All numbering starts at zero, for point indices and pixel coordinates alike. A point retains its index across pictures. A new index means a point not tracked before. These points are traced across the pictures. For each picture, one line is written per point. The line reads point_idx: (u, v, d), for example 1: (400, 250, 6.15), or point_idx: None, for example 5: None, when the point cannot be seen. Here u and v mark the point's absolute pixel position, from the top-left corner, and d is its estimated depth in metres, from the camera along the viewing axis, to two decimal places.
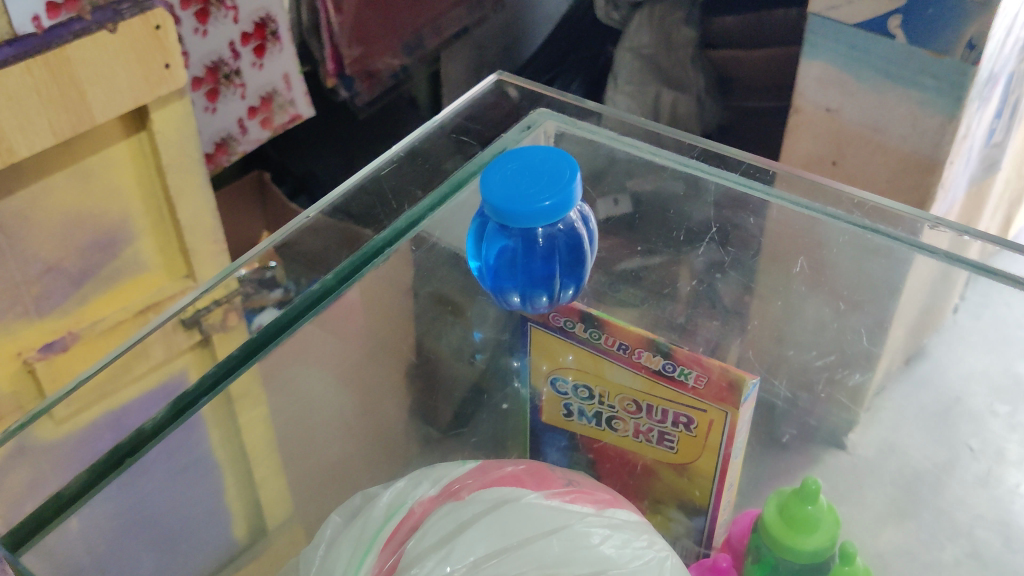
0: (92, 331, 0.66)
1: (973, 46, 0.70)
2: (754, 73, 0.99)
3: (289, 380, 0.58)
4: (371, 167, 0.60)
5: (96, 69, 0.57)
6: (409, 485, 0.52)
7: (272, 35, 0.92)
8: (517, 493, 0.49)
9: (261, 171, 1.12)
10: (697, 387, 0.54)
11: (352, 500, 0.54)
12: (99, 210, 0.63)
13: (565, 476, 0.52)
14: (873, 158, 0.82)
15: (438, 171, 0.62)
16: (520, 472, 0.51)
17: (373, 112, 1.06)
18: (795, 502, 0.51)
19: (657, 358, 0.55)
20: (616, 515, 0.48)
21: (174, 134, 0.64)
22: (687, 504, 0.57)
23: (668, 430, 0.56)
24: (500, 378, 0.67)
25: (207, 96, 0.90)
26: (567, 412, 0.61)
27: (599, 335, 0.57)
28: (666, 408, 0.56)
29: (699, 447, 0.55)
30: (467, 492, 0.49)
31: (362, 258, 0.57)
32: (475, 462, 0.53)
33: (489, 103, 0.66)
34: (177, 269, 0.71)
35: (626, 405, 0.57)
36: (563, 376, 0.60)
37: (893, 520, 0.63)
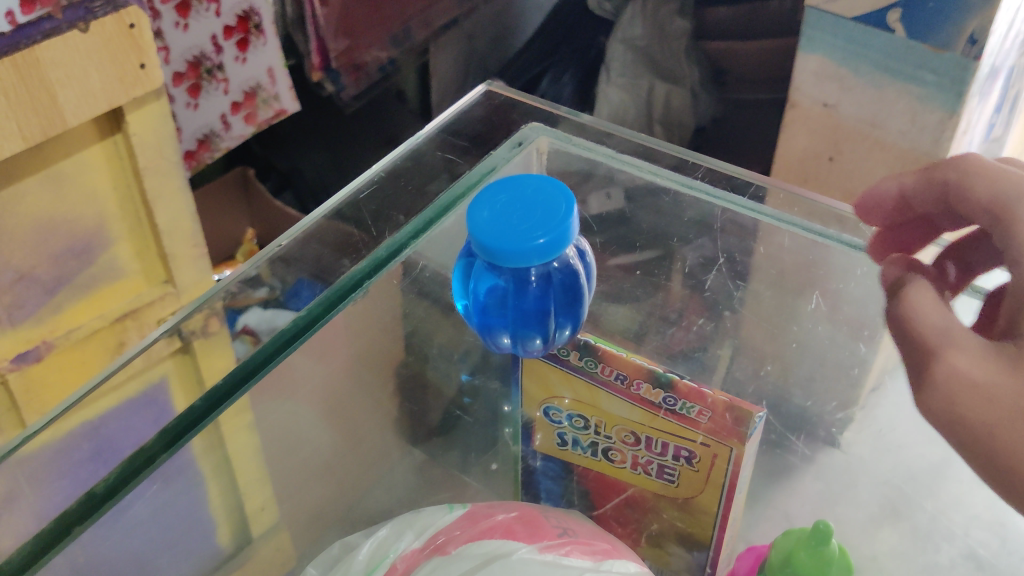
0: (67, 340, 0.64)
1: (974, 41, 0.68)
2: (748, 64, 0.97)
3: (268, 417, 0.56)
4: (350, 192, 0.59)
5: (68, 70, 0.54)
6: (392, 535, 0.50)
7: (255, 29, 0.89)
8: (507, 547, 0.47)
9: (245, 169, 1.10)
10: (700, 421, 0.51)
11: (331, 549, 0.52)
12: (73, 216, 0.61)
13: (560, 525, 0.50)
14: (870, 156, 0.80)
15: (422, 193, 0.59)
16: (512, 522, 0.49)
17: (359, 106, 1.04)
18: (806, 548, 0.50)
19: (657, 391, 0.52)
20: (614, 568, 0.46)
21: (151, 136, 0.61)
22: (688, 539, 0.56)
23: (668, 464, 0.54)
24: (487, 397, 0.66)
25: (188, 91, 0.88)
26: (561, 441, 0.58)
27: (595, 364, 0.53)
28: (666, 441, 0.53)
29: (701, 481, 0.53)
30: (453, 547, 0.47)
31: (338, 293, 0.53)
32: (463, 508, 0.51)
33: (478, 116, 0.65)
34: (156, 275, 0.68)
35: (623, 437, 0.55)
36: (557, 406, 0.57)
37: (887, 520, 0.60)
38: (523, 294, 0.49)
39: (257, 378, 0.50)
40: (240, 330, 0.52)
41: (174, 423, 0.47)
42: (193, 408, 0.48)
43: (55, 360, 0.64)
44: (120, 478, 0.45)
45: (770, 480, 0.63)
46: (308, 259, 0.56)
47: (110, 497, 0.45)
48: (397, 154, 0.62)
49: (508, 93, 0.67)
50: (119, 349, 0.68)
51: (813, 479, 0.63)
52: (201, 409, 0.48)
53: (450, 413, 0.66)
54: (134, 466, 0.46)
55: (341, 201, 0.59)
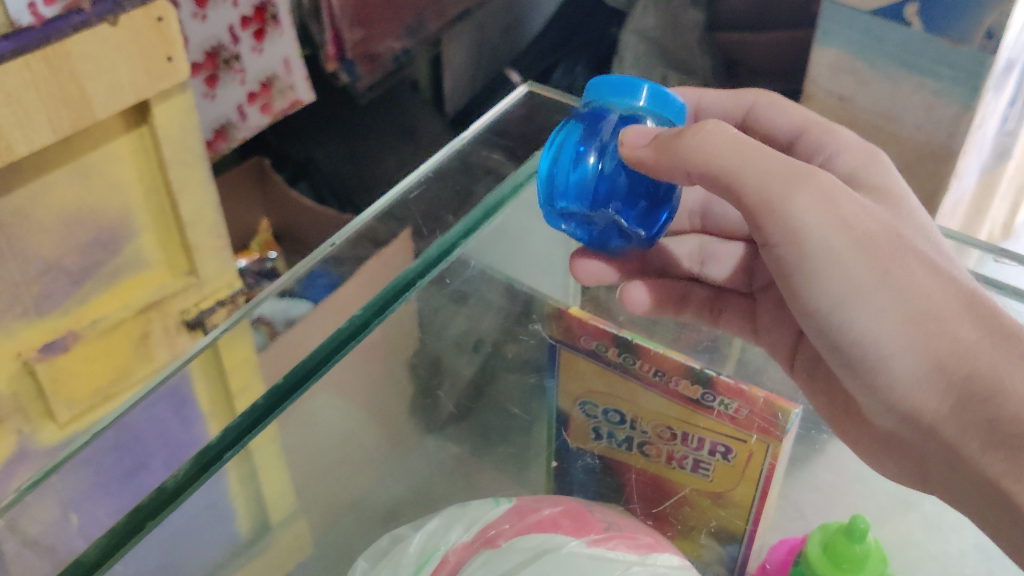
0: (93, 331, 0.64)
1: (992, 34, 0.68)
2: (761, 57, 0.97)
3: (312, 412, 0.57)
4: (399, 192, 0.62)
5: (97, 64, 0.54)
6: (441, 527, 0.50)
7: (271, 19, 0.89)
8: (557, 541, 0.48)
9: (261, 158, 1.10)
10: (737, 417, 0.52)
11: (379, 542, 0.52)
12: (100, 208, 0.61)
13: (605, 518, 0.51)
14: (885, 149, 0.81)
15: (467, 195, 0.62)
16: (558, 515, 0.50)
17: (373, 95, 1.04)
18: (842, 542, 0.52)
19: (696, 387, 0.54)
20: (658, 563, 0.48)
21: (176, 128, 0.62)
22: (721, 534, 0.57)
23: (703, 458, 0.55)
24: (519, 398, 0.66)
25: (207, 82, 0.87)
26: (597, 434, 0.61)
27: (633, 360, 0.56)
28: (702, 437, 0.55)
29: (736, 476, 0.54)
30: (503, 539, 0.49)
31: (391, 292, 0.55)
32: (510, 503, 0.51)
33: (521, 116, 0.67)
34: (179, 266, 0.69)
35: (659, 431, 0.57)
36: (594, 401, 0.59)
37: (898, 510, 0.61)
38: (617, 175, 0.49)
39: (312, 380, 0.53)
40: (258, 319, 0.57)
41: (209, 446, 0.47)
42: (254, 405, 0.49)
43: (82, 350, 0.64)
44: (188, 475, 0.46)
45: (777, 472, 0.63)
46: (356, 257, 0.59)
47: (178, 493, 0.46)
48: (442, 155, 0.64)
49: (549, 92, 0.68)
50: (142, 340, 0.68)
51: (824, 471, 0.63)
52: (262, 408, 0.49)
53: (468, 401, 0.66)
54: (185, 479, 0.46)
55: (389, 203, 0.62)
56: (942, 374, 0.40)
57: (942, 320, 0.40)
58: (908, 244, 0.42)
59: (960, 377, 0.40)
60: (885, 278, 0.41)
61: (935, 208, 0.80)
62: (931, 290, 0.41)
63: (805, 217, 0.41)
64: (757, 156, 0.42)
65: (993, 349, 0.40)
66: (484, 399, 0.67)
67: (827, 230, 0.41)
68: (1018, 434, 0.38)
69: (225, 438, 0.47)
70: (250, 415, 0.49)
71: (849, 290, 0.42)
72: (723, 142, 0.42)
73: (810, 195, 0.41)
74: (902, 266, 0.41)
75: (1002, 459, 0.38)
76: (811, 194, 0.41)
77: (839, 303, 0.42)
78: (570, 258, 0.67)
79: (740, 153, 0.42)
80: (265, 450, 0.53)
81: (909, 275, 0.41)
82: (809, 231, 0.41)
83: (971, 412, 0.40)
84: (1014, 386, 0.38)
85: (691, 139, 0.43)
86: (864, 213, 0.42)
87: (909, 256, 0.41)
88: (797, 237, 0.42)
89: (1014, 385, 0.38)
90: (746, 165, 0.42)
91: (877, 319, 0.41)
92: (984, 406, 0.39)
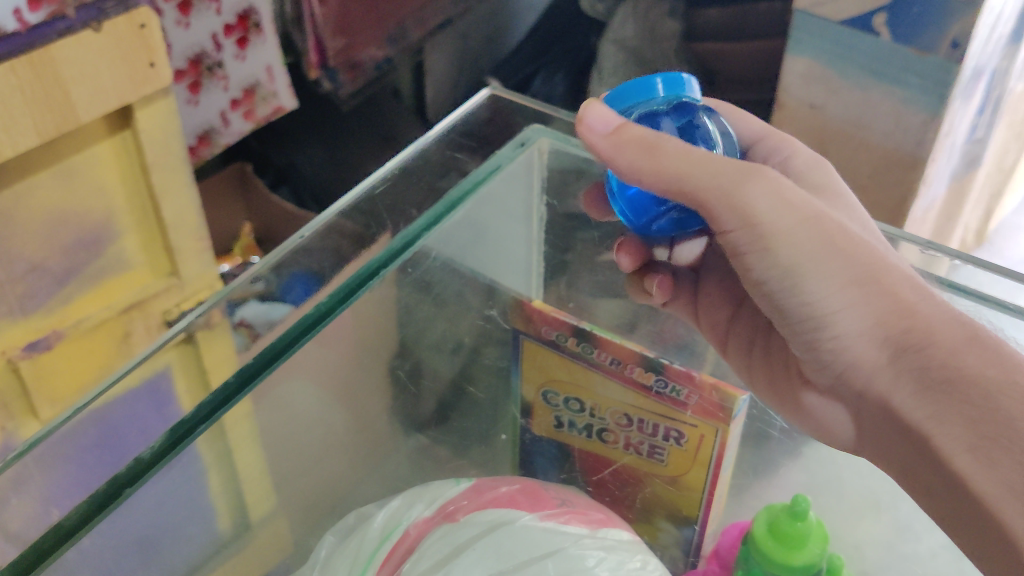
0: (76, 330, 0.65)
1: (957, 44, 0.71)
2: (736, 66, 1.00)
3: (288, 400, 0.57)
4: (364, 186, 0.59)
5: (81, 69, 0.56)
6: (403, 505, 0.53)
7: (254, 27, 0.91)
8: (511, 515, 0.50)
9: (243, 163, 1.12)
10: (688, 402, 0.57)
11: (346, 518, 0.54)
12: (83, 210, 0.62)
13: (558, 496, 0.53)
14: (856, 155, 0.83)
15: (432, 189, 0.60)
16: (514, 492, 0.52)
17: (356, 103, 1.05)
18: (785, 520, 0.54)
19: (650, 374, 0.58)
20: (609, 536, 0.50)
21: (158, 133, 0.63)
22: (676, 516, 0.60)
23: (658, 444, 0.60)
24: (489, 407, 0.66)
25: (190, 89, 0.89)
26: (558, 423, 0.64)
27: (591, 350, 0.60)
28: (657, 422, 0.59)
29: (689, 459, 0.58)
30: (461, 514, 0.51)
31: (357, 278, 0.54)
32: (469, 481, 0.54)
33: (485, 116, 0.65)
34: (161, 266, 0.70)
35: (616, 419, 0.61)
36: (556, 391, 0.63)
37: (870, 511, 0.62)
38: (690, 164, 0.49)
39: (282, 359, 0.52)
40: (239, 322, 0.54)
41: (192, 412, 0.48)
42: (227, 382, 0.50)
43: (65, 348, 0.66)
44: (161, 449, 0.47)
45: (747, 470, 0.65)
46: (325, 250, 0.56)
47: (154, 465, 0.47)
48: (405, 153, 0.61)
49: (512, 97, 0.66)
50: (124, 339, 0.69)
51: (797, 471, 0.64)
52: (233, 386, 0.50)
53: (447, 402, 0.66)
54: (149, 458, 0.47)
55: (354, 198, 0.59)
56: (885, 327, 0.44)
57: (884, 281, 0.44)
58: (848, 227, 0.46)
59: (899, 331, 0.43)
60: (831, 247, 0.45)
61: (904, 214, 0.82)
62: (869, 254, 0.45)
63: (761, 210, 0.45)
64: (712, 161, 0.44)
65: (928, 302, 0.43)
66: (466, 398, 0.66)
67: (778, 215, 0.45)
68: (946, 375, 0.41)
69: (196, 414, 0.49)
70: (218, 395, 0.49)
71: (798, 259, 0.45)
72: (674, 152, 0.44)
73: (760, 185, 0.45)
74: (847, 236, 0.45)
75: (930, 403, 0.41)
76: (761, 185, 0.45)
77: (790, 270, 0.46)
78: (533, 256, 0.67)
79: (655, 158, 0.45)
80: (243, 448, 0.54)
81: (850, 248, 0.45)
82: (763, 213, 0.45)
83: (910, 361, 0.43)
84: (946, 338, 0.42)
85: (636, 152, 0.45)
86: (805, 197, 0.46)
87: (848, 232, 0.45)
88: (751, 223, 0.45)
89: (946, 334, 0.42)
90: (695, 168, 0.44)
91: (825, 283, 0.45)
92: (918, 354, 0.42)
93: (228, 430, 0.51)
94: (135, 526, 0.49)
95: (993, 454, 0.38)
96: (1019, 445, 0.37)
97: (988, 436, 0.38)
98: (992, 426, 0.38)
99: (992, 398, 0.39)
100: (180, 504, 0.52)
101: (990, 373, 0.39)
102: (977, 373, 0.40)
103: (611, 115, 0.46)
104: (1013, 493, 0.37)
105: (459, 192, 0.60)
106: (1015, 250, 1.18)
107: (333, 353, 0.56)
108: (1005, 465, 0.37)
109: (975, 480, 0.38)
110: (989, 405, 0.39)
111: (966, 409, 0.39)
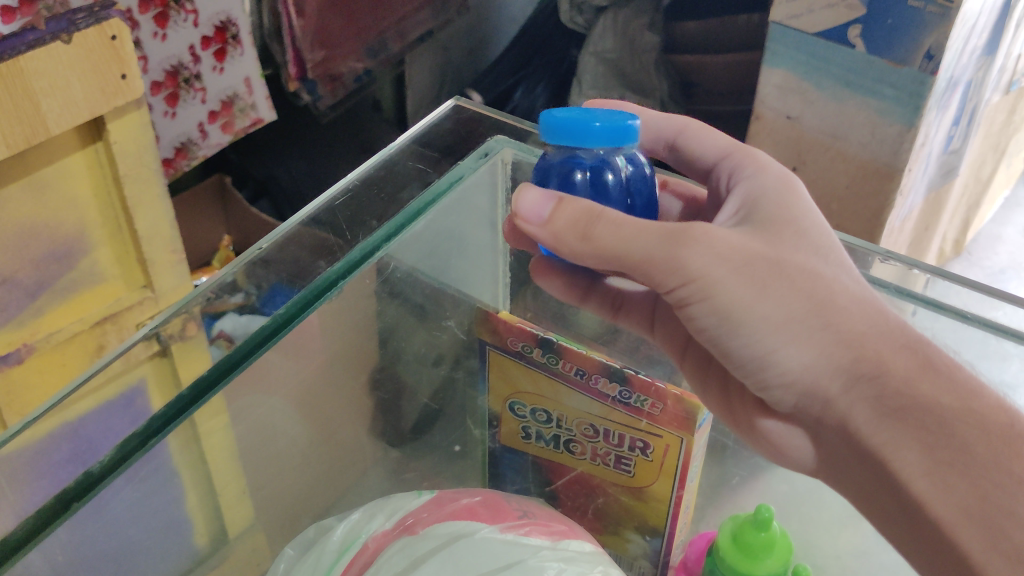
0: (48, 343, 0.65)
1: (931, 56, 0.70)
2: (715, 79, 1.01)
3: (267, 417, 0.56)
4: (324, 199, 0.56)
5: (51, 80, 0.55)
6: (364, 518, 0.52)
7: (232, 39, 0.90)
8: (470, 527, 0.50)
9: (222, 176, 1.08)
10: (652, 412, 0.56)
11: (306, 532, 0.54)
12: (55, 222, 0.62)
13: (521, 508, 0.53)
14: (833, 166, 0.83)
15: (393, 201, 0.57)
16: (475, 504, 0.52)
17: (335, 115, 1.05)
18: (749, 530, 0.54)
19: (613, 384, 0.57)
20: (570, 547, 0.50)
21: (132, 145, 0.62)
22: (644, 527, 0.60)
23: (625, 454, 0.58)
24: (461, 421, 0.67)
25: (167, 101, 0.88)
26: (525, 434, 0.63)
27: (556, 360, 0.58)
28: (623, 433, 0.58)
29: (656, 470, 0.58)
30: (421, 526, 0.50)
31: (312, 293, 0.49)
32: (431, 493, 0.53)
33: (446, 128, 0.63)
34: (135, 279, 0.70)
35: (583, 430, 0.60)
36: (522, 401, 0.62)
37: (850, 521, 0.62)
38: (622, 190, 0.50)
39: (232, 376, 0.46)
40: (218, 335, 0.49)
41: (148, 423, 0.43)
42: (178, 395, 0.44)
43: (36, 362, 0.65)
44: (117, 458, 0.42)
45: (722, 481, 0.65)
46: (286, 261, 0.52)
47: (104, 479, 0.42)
48: (370, 163, 0.59)
49: (474, 108, 0.65)
50: (98, 352, 0.69)
51: (779, 482, 0.64)
52: (187, 398, 0.44)
53: (426, 416, 0.67)
54: (98, 472, 0.42)
55: (315, 209, 0.56)
56: (834, 359, 0.44)
57: (829, 314, 0.44)
58: (787, 264, 0.45)
59: (855, 357, 0.43)
60: (765, 291, 0.44)
61: (880, 224, 0.82)
62: (812, 288, 0.44)
63: (699, 269, 0.45)
64: (643, 231, 0.45)
65: (873, 330, 0.44)
66: (442, 415, 0.67)
67: (715, 271, 0.45)
68: (907, 403, 0.41)
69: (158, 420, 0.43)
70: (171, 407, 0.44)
71: (737, 309, 0.45)
72: (607, 231, 0.46)
73: (698, 244, 0.45)
74: (790, 280, 0.45)
75: (886, 428, 0.42)
76: (694, 244, 0.45)
77: (729, 319, 0.46)
78: (498, 263, 0.65)
79: (590, 241, 0.46)
80: (213, 464, 0.54)
81: (789, 291, 0.44)
82: (698, 270, 0.45)
83: (864, 390, 0.43)
84: (900, 369, 0.42)
85: (572, 237, 0.46)
86: (740, 244, 0.46)
87: (788, 271, 0.45)
88: (690, 280, 0.45)
89: (897, 362, 0.42)
90: (628, 243, 0.46)
91: (765, 329, 0.45)
92: (871, 384, 0.43)
93: (204, 449, 0.51)
94: (103, 544, 0.48)
95: (949, 478, 0.38)
96: (977, 468, 0.38)
97: (945, 460, 0.39)
98: (948, 450, 0.39)
99: (950, 424, 0.39)
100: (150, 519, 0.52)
101: (944, 400, 0.40)
102: (931, 400, 0.40)
103: (543, 199, 0.46)
104: (973, 519, 0.37)
105: (423, 202, 0.56)
106: (995, 260, 1.18)
107: (307, 367, 0.56)
108: (960, 488, 0.38)
109: (933, 504, 0.39)
110: (946, 431, 0.39)
111: (922, 434, 0.40)
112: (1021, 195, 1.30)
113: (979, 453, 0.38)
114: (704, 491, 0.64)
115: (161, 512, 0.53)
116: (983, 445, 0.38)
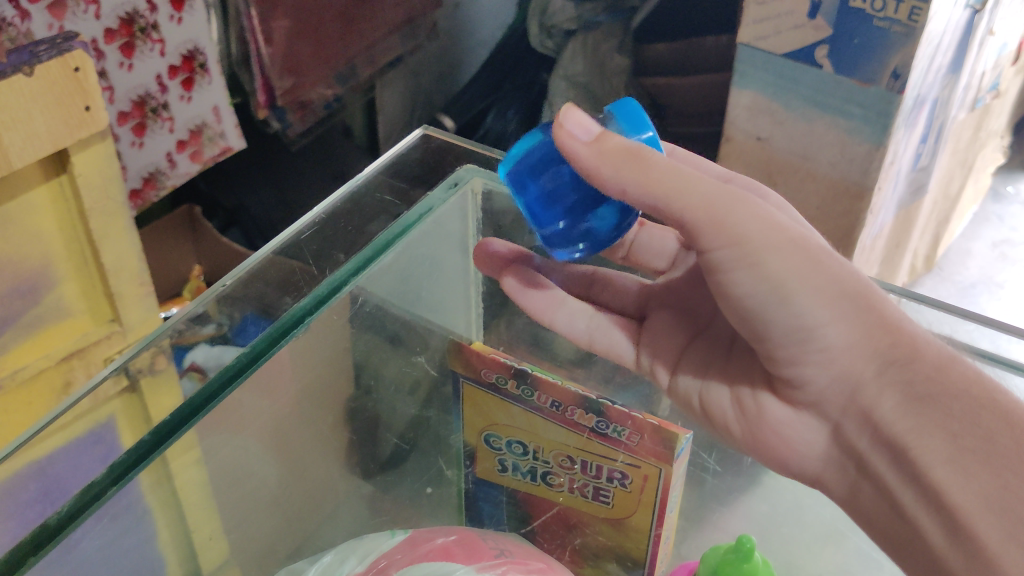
0: (13, 382, 0.63)
1: (897, 75, 0.71)
2: (684, 99, 1.00)
3: (239, 452, 0.55)
4: (292, 232, 0.57)
5: (14, 114, 0.54)
6: (336, 561, 0.51)
7: (200, 67, 0.90)
8: (447, 568, 0.49)
9: (191, 207, 1.06)
10: (630, 443, 0.55)
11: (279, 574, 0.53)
12: (20, 259, 0.61)
13: (496, 546, 0.53)
14: (804, 185, 0.83)
15: (360, 233, 0.56)
16: (450, 544, 0.52)
17: (306, 141, 1.06)
18: (732, 563, 0.54)
19: (590, 416, 0.56)
20: None
21: (96, 178, 0.61)
22: (623, 559, 0.60)
23: (602, 486, 0.58)
24: (436, 450, 0.66)
25: (134, 130, 0.87)
26: (502, 467, 0.62)
27: (531, 392, 0.58)
28: (601, 464, 0.57)
29: (634, 501, 0.57)
30: (395, 568, 0.49)
31: (281, 328, 0.47)
32: (404, 534, 0.52)
33: (414, 158, 0.63)
34: (102, 313, 0.69)
35: (560, 461, 0.59)
36: (497, 434, 0.61)
37: (831, 540, 0.61)
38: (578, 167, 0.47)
39: (203, 413, 0.45)
40: (189, 367, 0.49)
41: (121, 460, 0.42)
42: (139, 440, 0.43)
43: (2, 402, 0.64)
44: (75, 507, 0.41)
45: (703, 505, 0.64)
46: (250, 296, 0.52)
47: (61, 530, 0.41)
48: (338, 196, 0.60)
49: (442, 137, 0.65)
50: (65, 389, 0.67)
51: (759, 502, 0.64)
52: (149, 442, 0.43)
53: (402, 446, 0.66)
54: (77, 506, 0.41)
55: (283, 243, 0.56)
56: (873, 343, 0.42)
57: (868, 297, 0.43)
58: (825, 251, 0.43)
59: (887, 344, 0.42)
60: (817, 266, 0.43)
61: (852, 243, 0.82)
62: (850, 275, 0.43)
63: (751, 232, 0.42)
64: (698, 183, 0.43)
65: (908, 324, 0.43)
66: (415, 446, 0.66)
67: (766, 237, 0.42)
68: (942, 391, 0.40)
69: (129, 456, 0.42)
70: (139, 446, 0.42)
71: (790, 277, 0.42)
72: (664, 167, 0.43)
73: (748, 207, 0.43)
74: (832, 259, 0.43)
75: (912, 416, 0.40)
76: (747, 208, 0.43)
77: (779, 288, 0.43)
78: (469, 293, 0.65)
79: (642, 168, 0.43)
80: (186, 505, 0.53)
81: (833, 266, 0.43)
82: (750, 229, 0.43)
83: (895, 376, 0.41)
84: (931, 357, 0.41)
85: (621, 162, 0.43)
86: (783, 221, 0.44)
87: (832, 257, 0.43)
88: (739, 242, 0.43)
89: (929, 352, 0.42)
90: (683, 184, 0.43)
91: (816, 299, 0.42)
92: (905, 368, 0.41)
93: (177, 488, 0.50)
94: None
95: (971, 467, 0.38)
96: (999, 456, 0.37)
97: (969, 447, 0.38)
98: (973, 438, 0.38)
99: (974, 413, 0.39)
100: (120, 561, 0.51)
101: (969, 391, 0.39)
102: (961, 388, 0.40)
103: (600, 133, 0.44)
104: (991, 505, 0.36)
105: (391, 233, 0.54)
106: (965, 275, 1.19)
107: (277, 403, 0.55)
108: (982, 476, 0.37)
109: (951, 492, 0.38)
110: (970, 419, 0.38)
111: (948, 421, 0.39)
112: (989, 210, 1.31)
113: (1002, 443, 0.37)
114: (685, 513, 0.64)
115: (132, 552, 0.52)
116: (1006, 435, 0.37)
